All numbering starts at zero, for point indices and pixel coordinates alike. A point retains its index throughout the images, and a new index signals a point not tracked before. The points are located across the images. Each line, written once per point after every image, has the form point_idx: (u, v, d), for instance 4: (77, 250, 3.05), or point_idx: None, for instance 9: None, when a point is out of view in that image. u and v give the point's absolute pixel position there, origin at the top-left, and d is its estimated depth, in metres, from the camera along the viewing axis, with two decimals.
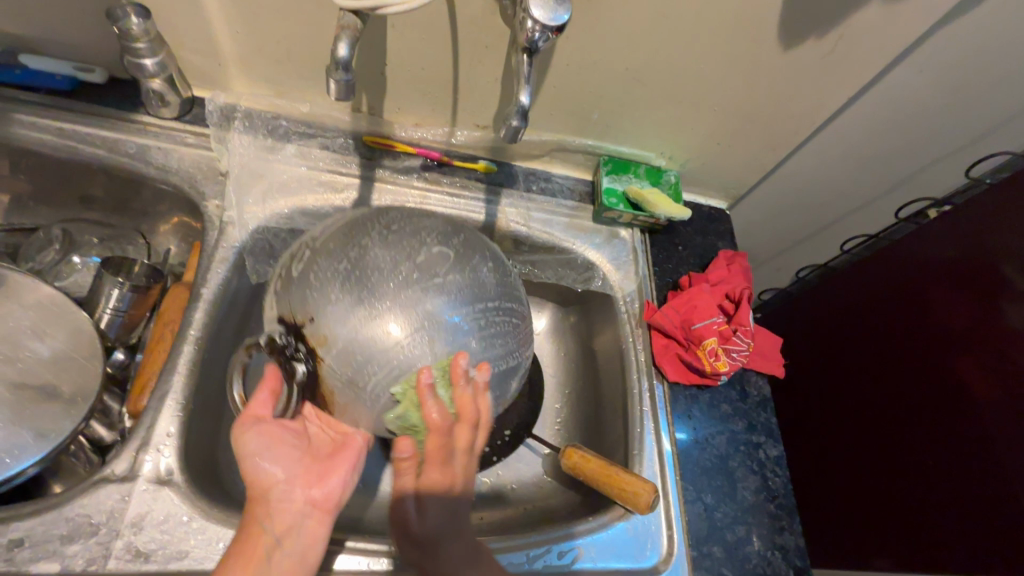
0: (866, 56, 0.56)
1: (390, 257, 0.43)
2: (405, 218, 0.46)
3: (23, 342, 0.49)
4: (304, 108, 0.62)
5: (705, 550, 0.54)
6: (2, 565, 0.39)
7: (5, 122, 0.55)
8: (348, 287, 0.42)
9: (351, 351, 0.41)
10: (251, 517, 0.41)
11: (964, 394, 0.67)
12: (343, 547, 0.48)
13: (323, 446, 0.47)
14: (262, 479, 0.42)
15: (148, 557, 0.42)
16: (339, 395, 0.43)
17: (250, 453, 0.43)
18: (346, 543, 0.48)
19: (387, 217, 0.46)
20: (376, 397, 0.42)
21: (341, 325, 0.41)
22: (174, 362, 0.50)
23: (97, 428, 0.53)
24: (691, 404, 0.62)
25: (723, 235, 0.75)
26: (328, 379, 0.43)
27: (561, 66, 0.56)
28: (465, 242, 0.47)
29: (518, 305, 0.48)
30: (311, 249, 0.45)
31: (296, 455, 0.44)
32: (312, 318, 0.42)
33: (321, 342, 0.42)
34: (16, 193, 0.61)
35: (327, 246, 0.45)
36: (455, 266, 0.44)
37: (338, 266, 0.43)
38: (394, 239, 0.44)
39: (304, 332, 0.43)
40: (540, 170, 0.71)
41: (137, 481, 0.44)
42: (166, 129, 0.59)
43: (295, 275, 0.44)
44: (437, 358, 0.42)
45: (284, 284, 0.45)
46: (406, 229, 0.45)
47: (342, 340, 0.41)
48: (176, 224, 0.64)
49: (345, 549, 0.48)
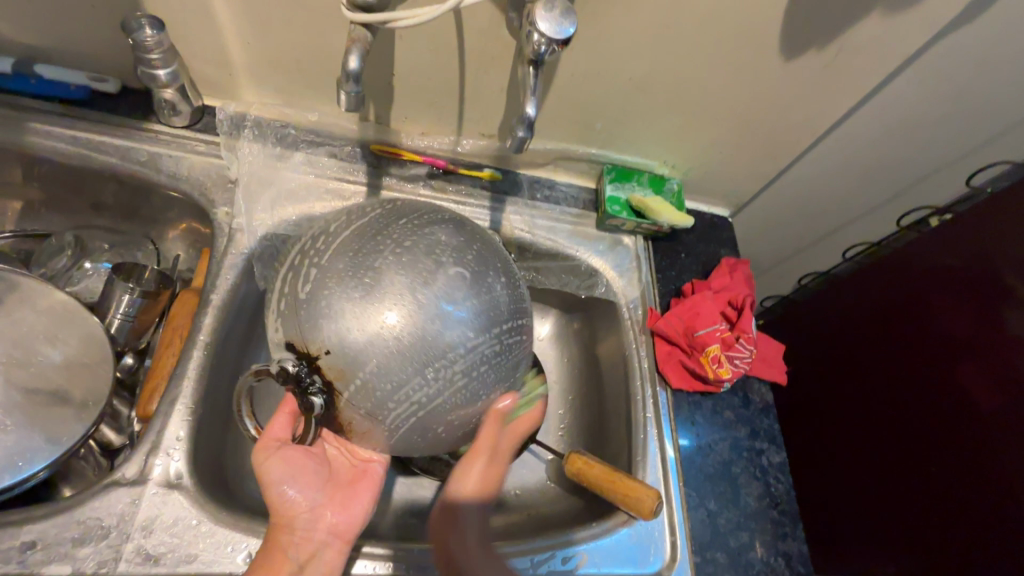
0: (866, 67, 0.57)
1: (406, 284, 0.39)
2: (417, 229, 0.42)
3: (35, 347, 0.50)
4: (313, 118, 0.63)
5: (708, 556, 0.55)
6: (14, 567, 0.40)
7: (19, 131, 0.56)
8: (363, 318, 0.39)
9: (370, 387, 0.39)
10: (276, 543, 0.43)
11: (966, 401, 0.67)
12: (359, 552, 0.48)
13: (342, 473, 0.50)
14: (289, 504, 0.44)
15: (157, 560, 0.42)
16: (357, 427, 0.42)
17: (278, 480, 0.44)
18: (363, 549, 0.48)
19: (399, 228, 0.42)
20: (394, 429, 0.41)
21: (362, 358, 0.39)
22: (183, 367, 0.51)
23: (108, 432, 0.55)
24: (694, 410, 0.62)
25: (725, 243, 0.75)
26: (347, 412, 0.41)
27: (566, 77, 0.57)
28: (480, 254, 0.43)
29: (531, 320, 0.46)
30: (317, 268, 0.41)
31: (318, 482, 0.47)
32: (327, 351, 0.39)
33: (338, 376, 0.40)
34: (29, 200, 0.62)
35: (336, 261, 0.40)
36: (472, 287, 0.41)
37: (350, 294, 0.39)
38: (409, 259, 0.40)
39: (320, 364, 0.40)
40: (544, 178, 0.72)
41: (147, 484, 0.45)
42: (176, 137, 0.60)
43: (302, 299, 0.40)
44: (458, 390, 0.41)
45: (290, 305, 0.41)
46: (422, 242, 0.41)
47: (360, 375, 0.39)
48: (185, 230, 0.65)
49: (359, 555, 0.48)
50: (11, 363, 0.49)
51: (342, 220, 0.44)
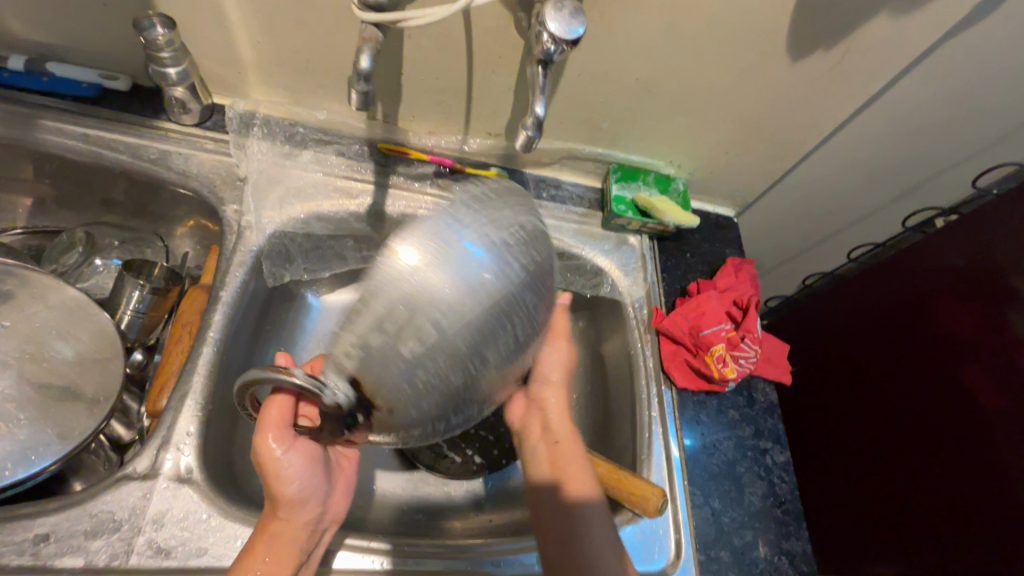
0: (874, 68, 0.57)
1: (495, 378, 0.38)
2: (533, 315, 0.38)
3: (47, 342, 0.51)
4: (321, 116, 0.63)
5: (712, 554, 0.55)
6: (28, 559, 0.40)
7: (31, 128, 0.56)
8: (442, 399, 0.37)
9: (392, 439, 0.41)
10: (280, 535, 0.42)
11: (972, 402, 0.67)
12: (342, 543, 0.48)
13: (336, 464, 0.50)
14: (294, 497, 0.44)
15: (169, 553, 0.43)
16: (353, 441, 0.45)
17: (289, 474, 0.44)
18: (345, 540, 0.48)
19: (524, 310, 0.37)
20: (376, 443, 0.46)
21: (414, 424, 0.39)
22: (194, 362, 0.51)
23: (118, 426, 0.55)
24: (699, 410, 0.63)
25: (730, 243, 0.76)
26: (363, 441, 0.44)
27: (574, 76, 0.58)
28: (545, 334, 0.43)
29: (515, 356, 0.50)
30: (434, 332, 0.35)
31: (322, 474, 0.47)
32: (387, 411, 0.37)
33: (382, 427, 0.39)
34: (40, 196, 0.63)
35: (409, 256, 0.35)
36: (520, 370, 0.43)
37: (450, 377, 0.36)
38: (511, 355, 0.38)
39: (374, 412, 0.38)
40: (550, 177, 0.72)
41: (158, 479, 0.45)
42: (186, 135, 0.61)
43: (400, 355, 0.35)
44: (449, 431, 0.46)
45: (381, 349, 0.35)
46: (530, 331, 0.39)
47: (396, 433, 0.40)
48: (194, 227, 0.65)
49: (343, 545, 0.48)
50: (24, 358, 0.49)
51: (456, 252, 0.35)
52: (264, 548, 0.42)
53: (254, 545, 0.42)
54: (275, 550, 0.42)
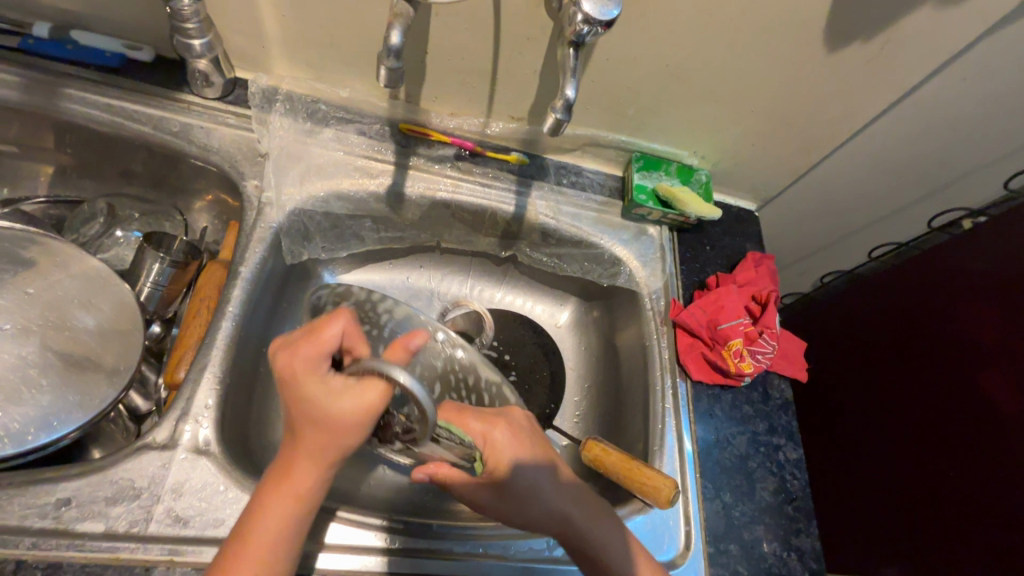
0: (912, 60, 0.55)
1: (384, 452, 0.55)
2: None
3: (68, 311, 0.51)
4: (344, 93, 0.63)
5: (722, 547, 0.55)
6: (51, 522, 0.40)
7: (55, 97, 0.56)
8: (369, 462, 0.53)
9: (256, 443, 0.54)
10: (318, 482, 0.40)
11: (990, 408, 0.66)
12: (333, 515, 0.48)
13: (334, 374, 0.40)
14: (326, 453, 0.39)
15: (187, 522, 0.43)
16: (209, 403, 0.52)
17: (345, 434, 0.38)
18: (337, 512, 0.48)
19: None
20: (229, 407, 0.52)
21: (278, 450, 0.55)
22: (213, 336, 0.52)
23: (136, 398, 0.56)
24: (713, 403, 0.62)
25: (751, 237, 0.75)
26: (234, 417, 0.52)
27: (602, 61, 0.56)
28: None
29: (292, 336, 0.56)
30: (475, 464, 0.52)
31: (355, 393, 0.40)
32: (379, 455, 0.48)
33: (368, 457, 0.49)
34: (61, 165, 0.63)
35: None
36: None
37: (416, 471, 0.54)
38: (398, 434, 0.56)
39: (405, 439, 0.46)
40: (571, 163, 0.71)
41: (176, 449, 0.46)
42: (208, 109, 0.60)
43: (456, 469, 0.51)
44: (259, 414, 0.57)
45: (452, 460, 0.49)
46: None
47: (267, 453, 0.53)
48: (212, 201, 0.65)
49: (336, 517, 0.48)
50: (46, 325, 0.49)
51: None
52: (280, 507, 0.38)
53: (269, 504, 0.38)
54: (300, 510, 0.39)
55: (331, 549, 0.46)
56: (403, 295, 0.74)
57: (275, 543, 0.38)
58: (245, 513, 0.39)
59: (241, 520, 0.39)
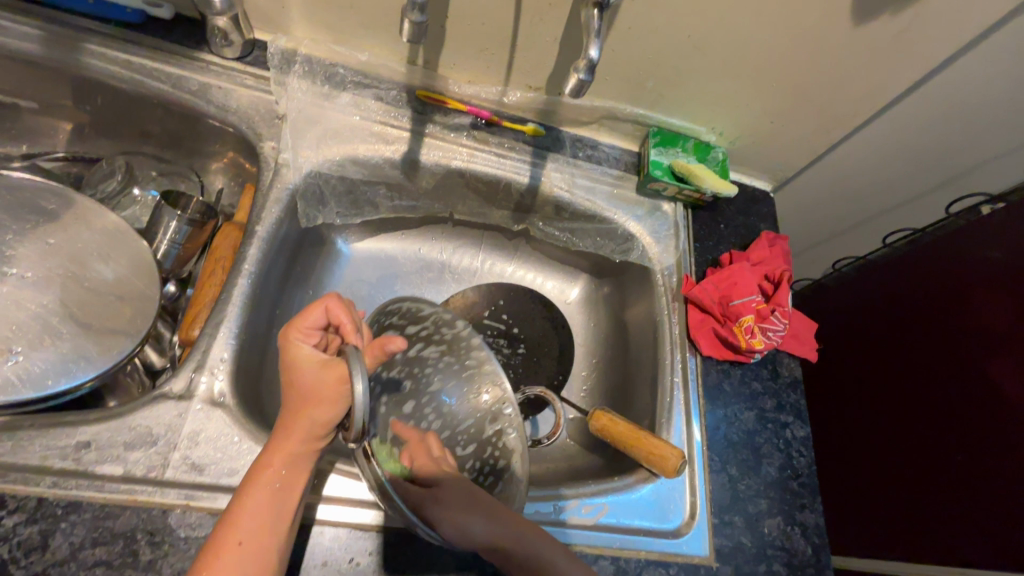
0: (940, 37, 0.54)
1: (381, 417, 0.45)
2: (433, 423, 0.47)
3: (88, 262, 0.51)
4: (362, 58, 0.62)
5: (726, 518, 0.55)
6: (71, 463, 0.41)
7: (75, 52, 0.56)
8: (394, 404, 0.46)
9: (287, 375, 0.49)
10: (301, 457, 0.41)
11: (999, 394, 0.66)
12: (334, 468, 0.48)
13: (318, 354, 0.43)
14: (298, 425, 0.41)
15: (202, 470, 0.44)
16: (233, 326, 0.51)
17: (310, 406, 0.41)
18: (336, 465, 0.48)
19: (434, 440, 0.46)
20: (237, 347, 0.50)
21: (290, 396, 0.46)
22: (230, 293, 0.52)
23: (150, 352, 0.57)
24: (723, 378, 0.62)
25: (765, 218, 0.74)
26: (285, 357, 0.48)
27: (624, 29, 0.56)
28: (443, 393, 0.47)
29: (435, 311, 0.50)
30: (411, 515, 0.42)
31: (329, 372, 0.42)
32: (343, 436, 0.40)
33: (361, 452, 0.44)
34: (79, 122, 0.63)
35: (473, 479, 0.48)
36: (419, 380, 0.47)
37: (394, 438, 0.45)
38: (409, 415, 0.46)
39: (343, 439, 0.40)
40: (587, 137, 0.71)
41: (193, 400, 0.46)
42: (227, 69, 0.60)
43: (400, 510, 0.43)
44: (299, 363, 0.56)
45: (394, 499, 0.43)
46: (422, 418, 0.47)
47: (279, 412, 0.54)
48: (229, 163, 0.65)
49: (334, 469, 0.48)
50: (67, 276, 0.50)
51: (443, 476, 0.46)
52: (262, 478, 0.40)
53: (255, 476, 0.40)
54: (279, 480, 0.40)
55: (333, 500, 0.47)
56: (414, 266, 0.74)
57: (260, 511, 0.39)
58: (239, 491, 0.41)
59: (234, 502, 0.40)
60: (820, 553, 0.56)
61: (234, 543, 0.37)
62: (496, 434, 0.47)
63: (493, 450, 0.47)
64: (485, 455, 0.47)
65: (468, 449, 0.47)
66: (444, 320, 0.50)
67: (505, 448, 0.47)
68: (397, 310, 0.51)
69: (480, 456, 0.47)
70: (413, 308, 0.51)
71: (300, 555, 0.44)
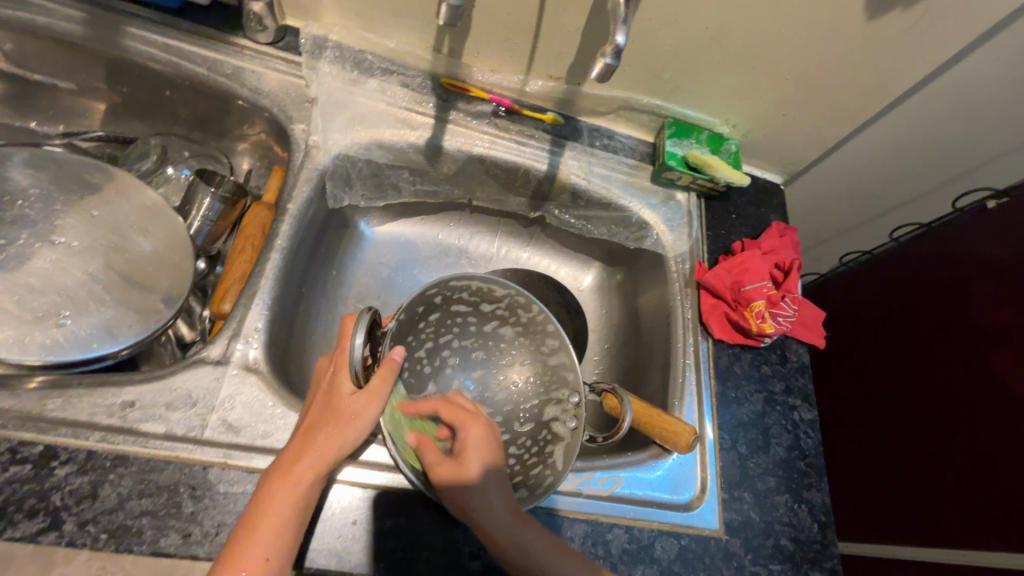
0: (949, 34, 0.56)
1: (464, 371, 0.59)
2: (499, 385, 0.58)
3: (128, 234, 0.54)
4: (390, 45, 0.64)
5: (736, 494, 0.57)
6: (117, 420, 0.44)
7: (117, 34, 0.58)
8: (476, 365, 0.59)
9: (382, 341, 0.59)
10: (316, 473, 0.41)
11: (1001, 384, 0.68)
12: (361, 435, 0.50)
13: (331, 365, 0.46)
14: (318, 452, 0.42)
15: (239, 431, 0.46)
16: (286, 294, 0.56)
17: (357, 398, 0.44)
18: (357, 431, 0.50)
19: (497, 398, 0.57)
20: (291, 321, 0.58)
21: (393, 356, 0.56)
22: (262, 266, 0.54)
23: (182, 327, 0.58)
24: (733, 361, 0.64)
25: (776, 209, 0.76)
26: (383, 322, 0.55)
27: (644, 21, 0.58)
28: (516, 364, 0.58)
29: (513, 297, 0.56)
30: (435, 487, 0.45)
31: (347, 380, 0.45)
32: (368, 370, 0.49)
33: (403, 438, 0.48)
34: (114, 103, 0.66)
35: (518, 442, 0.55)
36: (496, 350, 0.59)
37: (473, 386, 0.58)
38: (484, 375, 0.59)
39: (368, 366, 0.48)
40: (604, 127, 0.73)
41: (229, 365, 0.49)
42: (260, 54, 0.63)
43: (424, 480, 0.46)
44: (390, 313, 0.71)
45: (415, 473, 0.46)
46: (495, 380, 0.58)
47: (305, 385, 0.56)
48: (258, 147, 0.68)
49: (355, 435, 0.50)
50: (108, 246, 0.52)
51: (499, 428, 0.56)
52: (297, 475, 0.41)
53: (285, 472, 0.41)
54: (315, 459, 0.41)
55: (363, 464, 0.48)
56: (432, 252, 0.77)
57: (283, 523, 0.39)
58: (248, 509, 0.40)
59: (243, 520, 0.39)
60: (826, 530, 0.58)
61: (260, 558, 0.37)
62: (553, 417, 0.55)
63: (548, 433, 0.54)
64: (540, 435, 0.54)
65: (529, 425, 0.55)
66: (519, 303, 0.56)
67: (555, 435, 0.53)
68: (463, 286, 0.55)
69: (535, 434, 0.55)
70: (483, 288, 0.55)
71: (314, 518, 0.45)
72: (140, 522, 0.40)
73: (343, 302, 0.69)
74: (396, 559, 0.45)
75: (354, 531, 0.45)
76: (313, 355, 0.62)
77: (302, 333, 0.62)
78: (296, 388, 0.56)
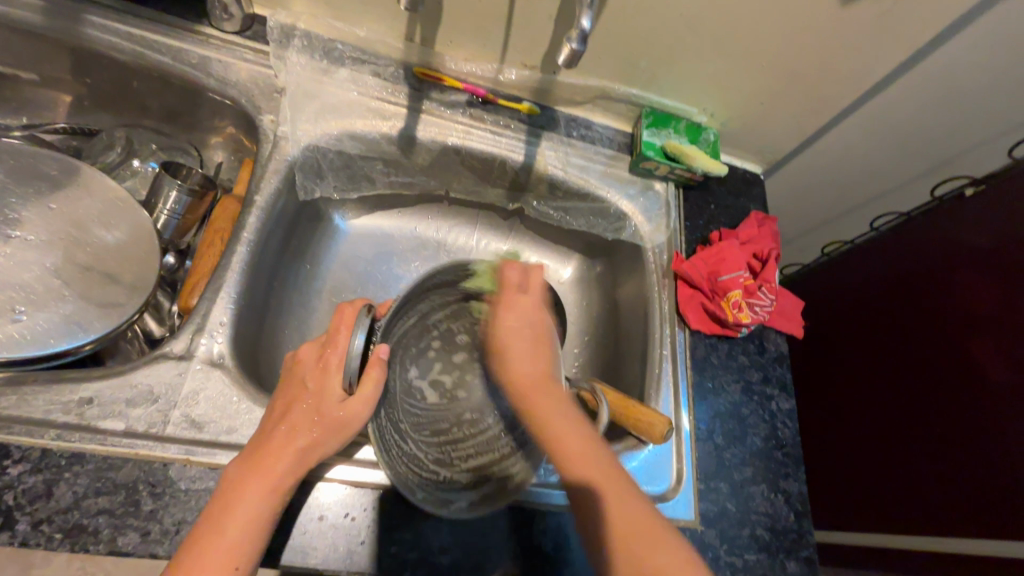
0: (923, 19, 0.56)
1: None
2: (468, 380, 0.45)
3: (89, 228, 0.52)
4: (360, 33, 0.63)
5: (712, 484, 0.57)
6: (74, 418, 0.42)
7: (76, 22, 0.57)
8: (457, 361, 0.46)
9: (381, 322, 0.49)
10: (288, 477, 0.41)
11: (978, 372, 0.68)
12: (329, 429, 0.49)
13: (321, 365, 0.45)
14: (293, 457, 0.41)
15: (203, 427, 0.45)
16: (254, 288, 0.55)
17: (349, 407, 0.43)
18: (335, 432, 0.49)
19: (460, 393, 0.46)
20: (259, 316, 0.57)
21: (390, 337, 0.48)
22: (228, 259, 0.53)
23: (149, 321, 0.57)
24: (710, 352, 0.64)
25: (755, 199, 0.76)
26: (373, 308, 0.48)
27: (617, 7, 0.56)
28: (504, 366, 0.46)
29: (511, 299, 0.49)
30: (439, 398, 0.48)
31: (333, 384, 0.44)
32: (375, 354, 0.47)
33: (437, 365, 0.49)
34: (78, 95, 0.64)
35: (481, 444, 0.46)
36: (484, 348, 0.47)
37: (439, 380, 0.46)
38: None
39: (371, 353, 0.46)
40: (582, 117, 0.72)
41: (192, 361, 0.47)
42: (227, 43, 0.61)
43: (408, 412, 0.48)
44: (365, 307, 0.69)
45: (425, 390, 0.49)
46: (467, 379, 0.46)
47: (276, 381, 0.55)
48: (228, 139, 0.67)
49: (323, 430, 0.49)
50: (69, 240, 0.51)
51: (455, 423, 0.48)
52: (269, 480, 0.40)
53: (255, 477, 0.40)
54: (297, 466, 0.41)
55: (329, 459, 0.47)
56: (410, 245, 0.76)
57: (251, 529, 0.38)
58: (209, 514, 0.38)
59: (205, 525, 0.38)
60: (802, 519, 0.58)
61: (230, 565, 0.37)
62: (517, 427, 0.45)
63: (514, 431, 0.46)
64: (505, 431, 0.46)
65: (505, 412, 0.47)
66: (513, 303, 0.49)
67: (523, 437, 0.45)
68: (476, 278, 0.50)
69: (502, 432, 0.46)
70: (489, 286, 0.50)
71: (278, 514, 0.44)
72: (96, 520, 0.39)
73: (317, 297, 0.68)
74: (363, 555, 0.45)
75: (320, 527, 0.44)
76: (283, 350, 0.61)
77: (271, 328, 0.60)
78: (264, 383, 0.55)
